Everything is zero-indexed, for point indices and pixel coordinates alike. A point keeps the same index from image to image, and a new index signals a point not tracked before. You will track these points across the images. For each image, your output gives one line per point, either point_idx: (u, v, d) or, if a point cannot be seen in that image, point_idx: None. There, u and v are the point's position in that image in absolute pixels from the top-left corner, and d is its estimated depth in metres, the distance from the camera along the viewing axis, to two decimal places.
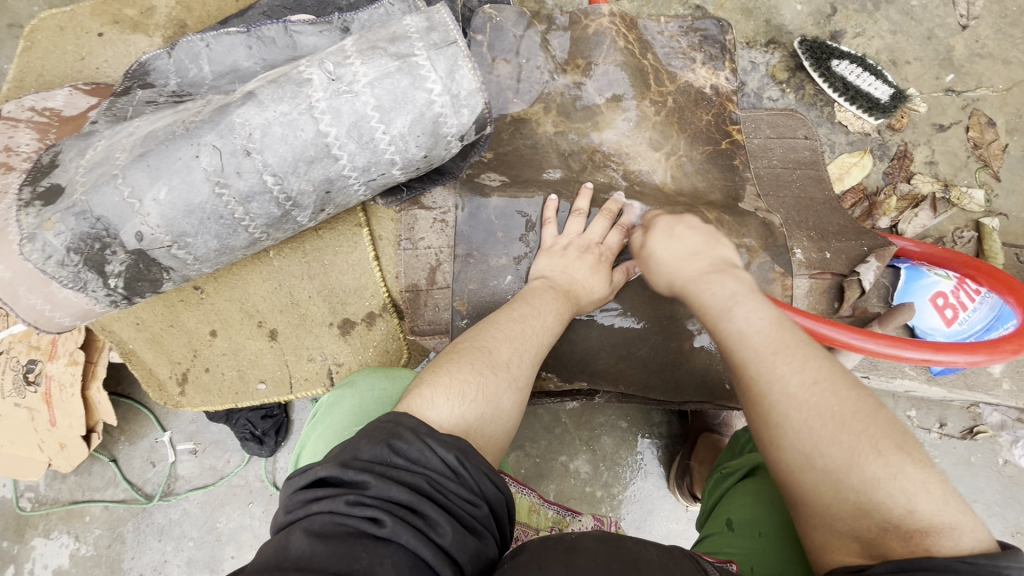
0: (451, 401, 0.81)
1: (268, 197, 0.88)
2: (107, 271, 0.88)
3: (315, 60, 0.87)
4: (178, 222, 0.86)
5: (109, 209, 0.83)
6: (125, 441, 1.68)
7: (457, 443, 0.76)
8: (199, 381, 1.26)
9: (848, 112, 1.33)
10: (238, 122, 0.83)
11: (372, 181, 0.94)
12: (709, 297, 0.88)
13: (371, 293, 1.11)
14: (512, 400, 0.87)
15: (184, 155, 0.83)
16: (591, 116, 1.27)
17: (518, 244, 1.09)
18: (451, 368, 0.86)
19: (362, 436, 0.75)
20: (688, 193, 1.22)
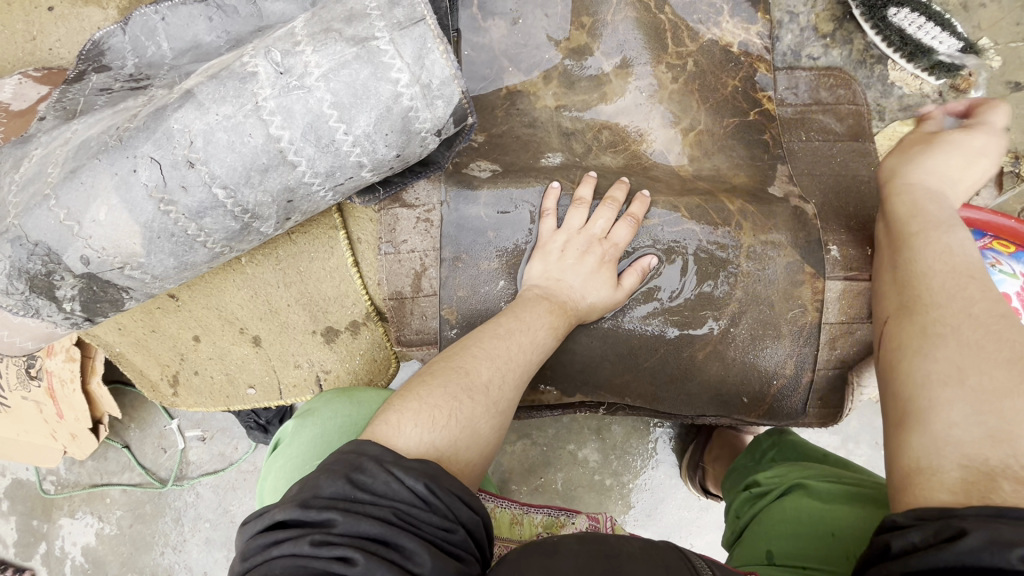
0: (421, 428, 0.69)
1: (222, 211, 0.78)
2: (58, 296, 0.80)
3: (263, 49, 0.74)
4: (124, 243, 0.77)
5: (46, 234, 0.75)
6: (136, 427, 1.70)
7: (426, 467, 0.63)
8: (190, 384, 1.21)
9: (905, 70, 1.14)
10: (177, 129, 0.73)
11: (340, 185, 0.82)
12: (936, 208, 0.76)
13: (353, 301, 1.03)
14: (489, 428, 0.75)
15: (121, 169, 0.74)
16: (598, 85, 1.10)
17: (511, 243, 0.97)
18: (422, 391, 0.73)
19: (321, 470, 0.62)
20: (710, 176, 1.06)
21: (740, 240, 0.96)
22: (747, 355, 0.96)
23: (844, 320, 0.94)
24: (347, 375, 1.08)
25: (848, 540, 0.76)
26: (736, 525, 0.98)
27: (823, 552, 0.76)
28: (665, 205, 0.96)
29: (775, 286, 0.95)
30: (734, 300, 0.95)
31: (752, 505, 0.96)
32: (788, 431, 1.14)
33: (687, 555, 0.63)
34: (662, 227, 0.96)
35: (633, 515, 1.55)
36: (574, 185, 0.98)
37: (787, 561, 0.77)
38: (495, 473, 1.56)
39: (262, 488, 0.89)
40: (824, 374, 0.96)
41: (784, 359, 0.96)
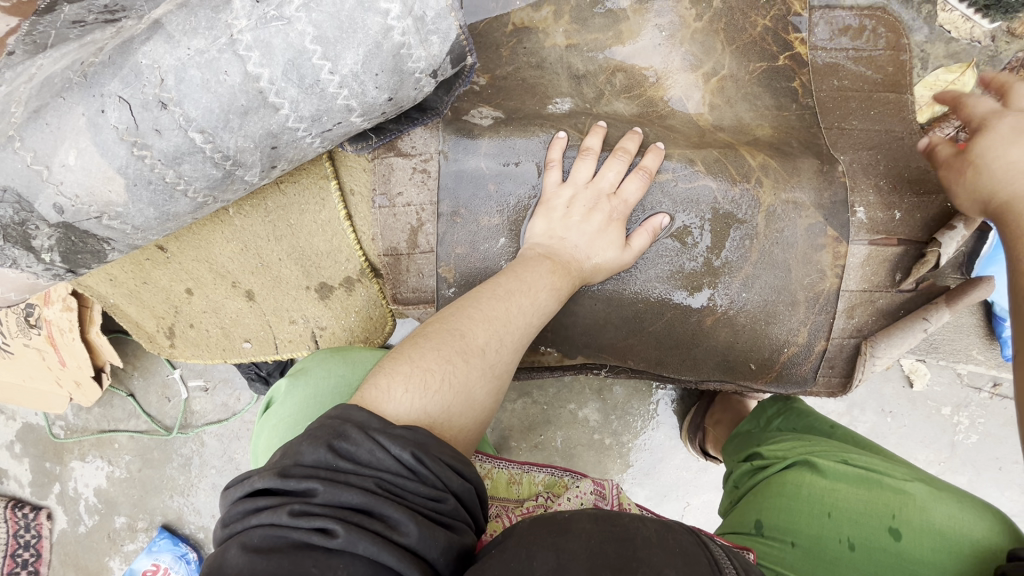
0: (412, 393, 0.66)
1: (201, 156, 0.72)
2: (35, 246, 0.76)
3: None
4: (99, 191, 0.72)
5: (13, 179, 0.70)
6: (139, 376, 1.71)
7: (414, 435, 0.61)
8: (186, 336, 1.19)
9: (956, 12, 1.03)
10: (145, 65, 0.66)
11: (328, 131, 0.76)
12: None
13: (346, 257, 0.98)
14: (485, 394, 0.72)
15: (88, 109, 0.68)
16: (613, 24, 1.01)
17: (514, 198, 0.91)
18: (414, 354, 0.70)
19: (304, 437, 0.59)
20: (731, 128, 0.98)
21: (760, 199, 0.89)
22: (759, 319, 0.91)
23: (863, 286, 0.90)
24: (343, 332, 1.06)
25: (842, 520, 0.74)
26: (732, 495, 0.96)
27: (815, 532, 0.75)
28: (680, 159, 0.89)
29: (793, 249, 0.89)
30: (749, 263, 0.90)
31: (751, 476, 0.94)
32: (795, 399, 1.11)
33: (705, 543, 0.59)
34: (676, 184, 0.89)
35: (631, 473, 1.55)
36: (582, 136, 0.91)
37: (777, 534, 0.76)
38: (495, 430, 1.56)
39: (257, 447, 0.90)
40: (837, 342, 0.92)
41: (797, 324, 0.91)
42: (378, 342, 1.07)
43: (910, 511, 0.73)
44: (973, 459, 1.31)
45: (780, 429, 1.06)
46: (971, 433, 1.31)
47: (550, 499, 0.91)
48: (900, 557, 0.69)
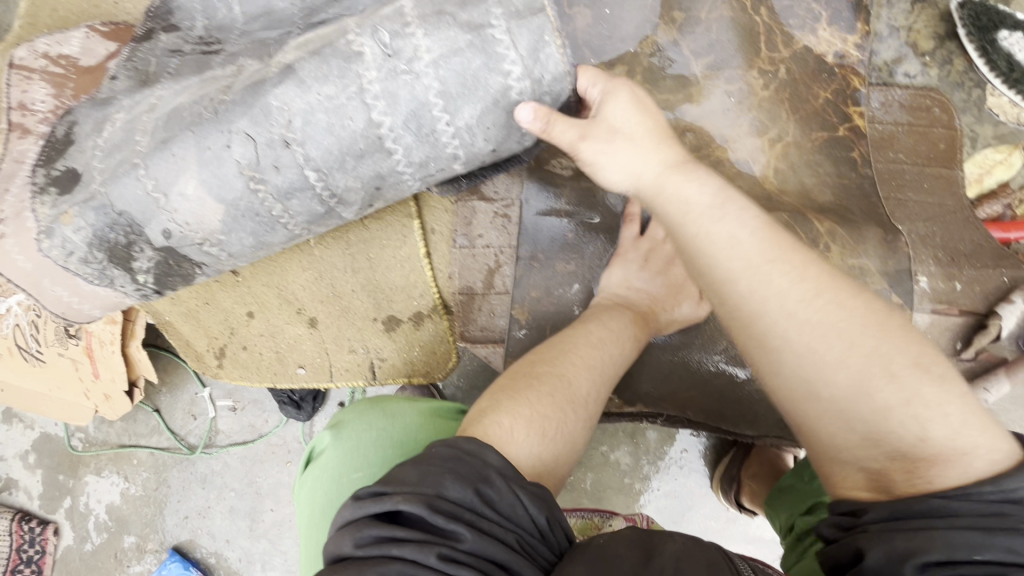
0: (532, 439, 0.67)
1: (310, 194, 0.75)
2: (135, 267, 0.78)
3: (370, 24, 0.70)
4: (208, 219, 0.74)
5: (131, 203, 0.73)
6: (166, 392, 1.69)
7: (546, 497, 0.63)
8: (237, 359, 1.16)
9: (1004, 97, 1.09)
10: (275, 106, 0.69)
11: (431, 176, 0.79)
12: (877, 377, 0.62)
13: (420, 293, 1.03)
14: (584, 443, 0.75)
15: (214, 142, 0.71)
16: (683, 87, 1.06)
17: (590, 248, 0.94)
18: (530, 397, 0.71)
19: (446, 469, 0.59)
20: (794, 192, 1.03)
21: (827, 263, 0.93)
22: None
23: None
24: (403, 364, 1.07)
25: None
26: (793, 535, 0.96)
27: None
28: None
29: None
30: None
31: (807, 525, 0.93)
32: None
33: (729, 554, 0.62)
34: None
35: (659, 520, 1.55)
36: None
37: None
38: None
39: (300, 495, 0.91)
40: None
41: None
42: (439, 376, 1.06)
43: None
44: None
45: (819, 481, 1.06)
46: None
47: None
48: None
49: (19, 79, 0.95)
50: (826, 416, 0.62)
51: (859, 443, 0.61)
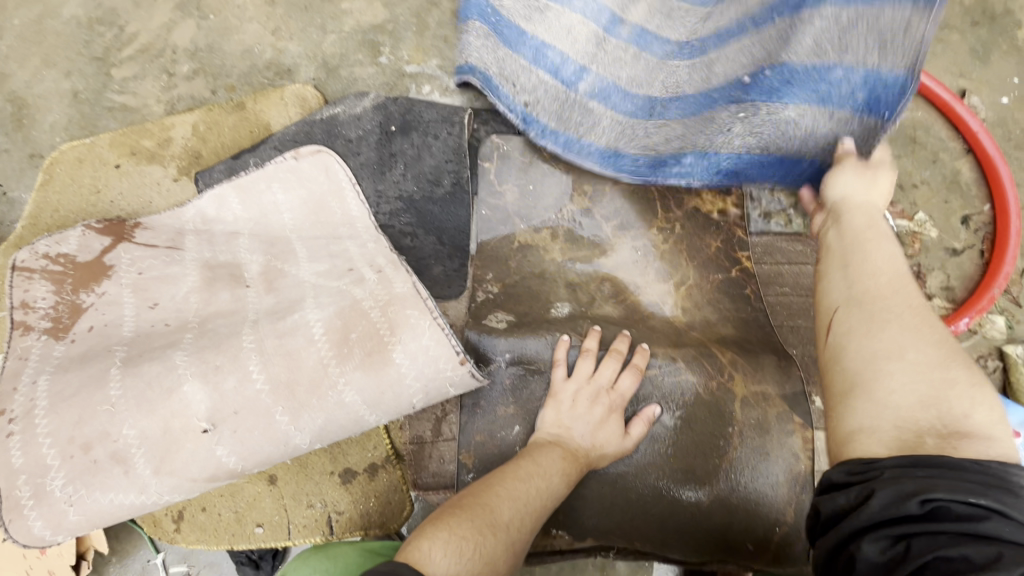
0: (450, 558, 0.74)
1: (314, 400, 0.85)
2: (165, 500, 0.87)
3: (266, 353, 0.88)
4: (246, 443, 0.85)
5: (178, 451, 0.84)
6: (117, 562, 1.57)
7: None
8: (195, 520, 1.18)
9: None
10: (298, 326, 0.91)
11: (418, 375, 0.86)
12: (864, 352, 0.74)
13: (374, 444, 1.11)
14: (507, 565, 0.80)
15: (231, 381, 0.86)
16: (598, 244, 1.27)
17: (527, 393, 1.05)
18: (451, 523, 0.79)
19: None
20: (701, 326, 1.18)
21: (733, 390, 1.05)
22: (751, 497, 1.01)
23: None
24: (359, 517, 1.11)
25: None
26: None
27: None
28: (664, 357, 1.07)
29: (766, 434, 1.03)
30: (733, 447, 1.02)
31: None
32: None
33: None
34: (663, 378, 1.06)
35: None
36: (581, 338, 1.08)
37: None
38: None
39: None
40: None
41: (784, 502, 1.01)
42: (394, 527, 1.10)
43: None
44: None
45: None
46: None
47: None
48: None
49: (23, 279, 1.09)
50: (882, 366, 0.71)
51: (916, 406, 0.67)
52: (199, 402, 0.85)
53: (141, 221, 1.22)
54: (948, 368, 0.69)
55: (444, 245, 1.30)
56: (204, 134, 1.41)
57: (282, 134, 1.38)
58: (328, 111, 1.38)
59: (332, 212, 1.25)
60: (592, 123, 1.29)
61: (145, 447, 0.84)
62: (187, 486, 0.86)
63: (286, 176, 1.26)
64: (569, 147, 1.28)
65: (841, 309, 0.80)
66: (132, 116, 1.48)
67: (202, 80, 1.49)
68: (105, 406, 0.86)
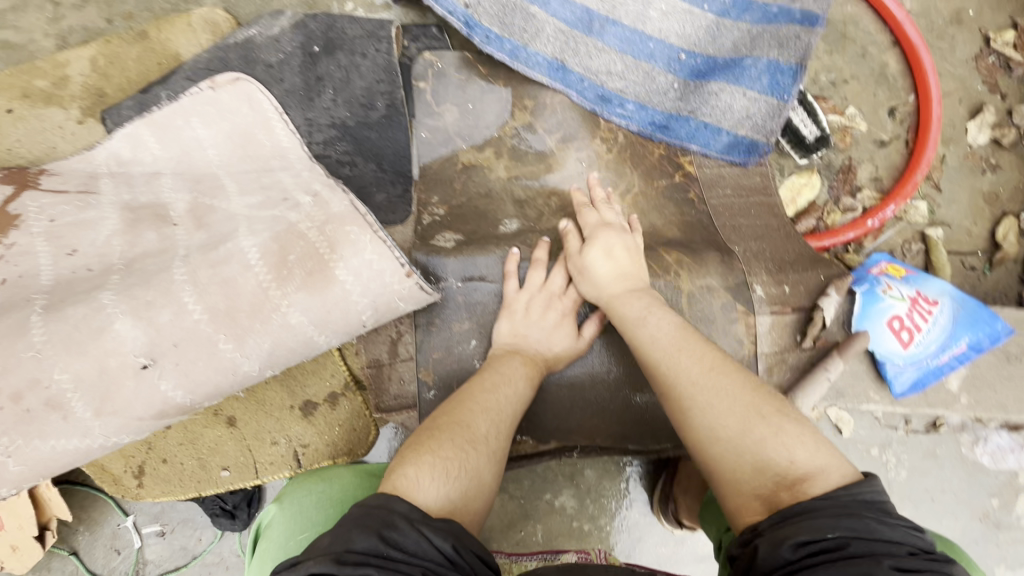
0: (437, 481, 0.74)
1: (260, 326, 0.83)
2: (113, 441, 0.84)
3: (201, 283, 0.84)
4: (193, 375, 0.82)
5: (120, 391, 0.81)
6: (86, 529, 1.54)
7: (451, 528, 0.69)
8: (159, 473, 1.16)
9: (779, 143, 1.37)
10: (233, 253, 0.87)
11: (365, 291, 0.85)
12: (695, 429, 0.81)
13: (331, 373, 1.10)
14: (492, 476, 0.82)
15: (166, 314, 0.82)
16: (543, 158, 1.25)
17: (481, 307, 1.05)
18: (433, 445, 0.78)
19: (353, 525, 0.65)
20: (647, 231, 1.20)
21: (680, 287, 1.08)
22: None
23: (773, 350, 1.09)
24: (326, 448, 1.11)
25: None
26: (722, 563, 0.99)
27: None
28: None
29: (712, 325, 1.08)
30: None
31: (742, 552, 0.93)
32: None
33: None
34: None
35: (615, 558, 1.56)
36: (531, 250, 1.08)
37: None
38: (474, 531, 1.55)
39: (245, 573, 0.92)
40: None
41: None
42: (361, 452, 1.12)
43: None
44: None
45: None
46: None
47: None
48: None
49: None
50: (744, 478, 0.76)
51: (753, 474, 0.75)
52: (134, 338, 0.81)
53: (47, 166, 1.12)
54: (754, 423, 0.78)
55: (385, 172, 1.25)
56: (106, 69, 1.28)
57: (195, 64, 1.27)
58: (243, 36, 1.27)
59: (261, 144, 1.18)
60: (536, 30, 1.26)
61: (83, 389, 0.80)
62: (135, 425, 0.84)
63: (205, 109, 1.17)
64: (517, 55, 1.26)
65: (661, 396, 0.88)
66: (18, 55, 1.32)
67: (95, 9, 1.34)
68: (29, 354, 0.79)
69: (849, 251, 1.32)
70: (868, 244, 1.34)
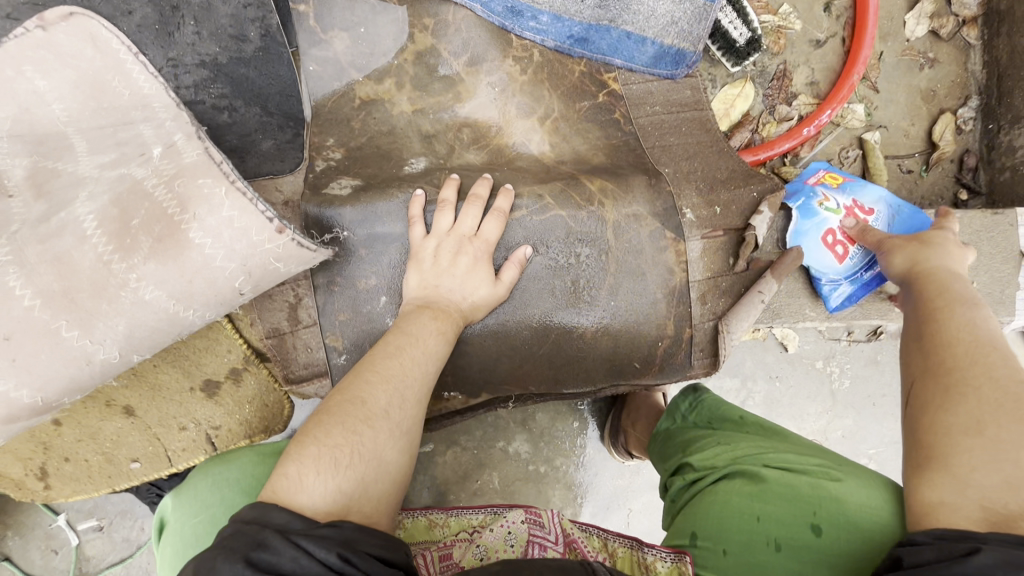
0: (323, 476, 0.69)
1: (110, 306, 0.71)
2: None
3: (27, 264, 0.70)
4: (41, 370, 0.71)
5: None
6: (14, 534, 1.42)
7: (340, 535, 0.63)
8: (63, 472, 1.04)
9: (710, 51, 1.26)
10: (68, 222, 0.73)
11: (229, 254, 0.73)
12: (963, 428, 0.66)
13: (227, 348, 1.00)
14: (396, 452, 0.77)
15: None
16: (450, 86, 1.11)
17: (387, 259, 0.95)
18: (320, 434, 0.73)
19: (220, 550, 0.60)
20: (570, 159, 1.09)
21: (605, 217, 1.00)
22: (631, 321, 1.01)
23: (707, 275, 1.03)
24: (239, 427, 1.03)
25: (771, 525, 0.77)
26: (671, 508, 0.97)
27: (745, 537, 0.77)
28: (529, 195, 0.99)
29: (641, 255, 1.00)
30: (609, 275, 1.00)
31: (686, 490, 0.94)
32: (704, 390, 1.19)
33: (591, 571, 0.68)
34: (530, 218, 0.98)
35: (573, 494, 1.57)
36: (438, 190, 0.97)
37: (710, 543, 0.79)
38: (430, 487, 1.52)
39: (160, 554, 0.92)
40: (700, 327, 1.04)
41: (665, 318, 1.02)
42: (277, 428, 1.06)
43: (829, 507, 0.77)
44: (851, 401, 1.48)
45: (698, 423, 1.13)
46: (842, 379, 1.48)
47: (474, 533, 0.93)
48: (819, 552, 0.73)
49: None
50: (965, 438, 0.65)
51: (1001, 488, 0.60)
52: None
53: None
54: (997, 431, 0.64)
55: (271, 116, 1.09)
56: None
57: None
58: None
59: (116, 91, 0.96)
60: None
61: None
62: None
63: (37, 54, 0.92)
64: None
65: (917, 383, 0.75)
66: None
67: None
68: None
69: (785, 163, 1.27)
70: (805, 154, 1.28)
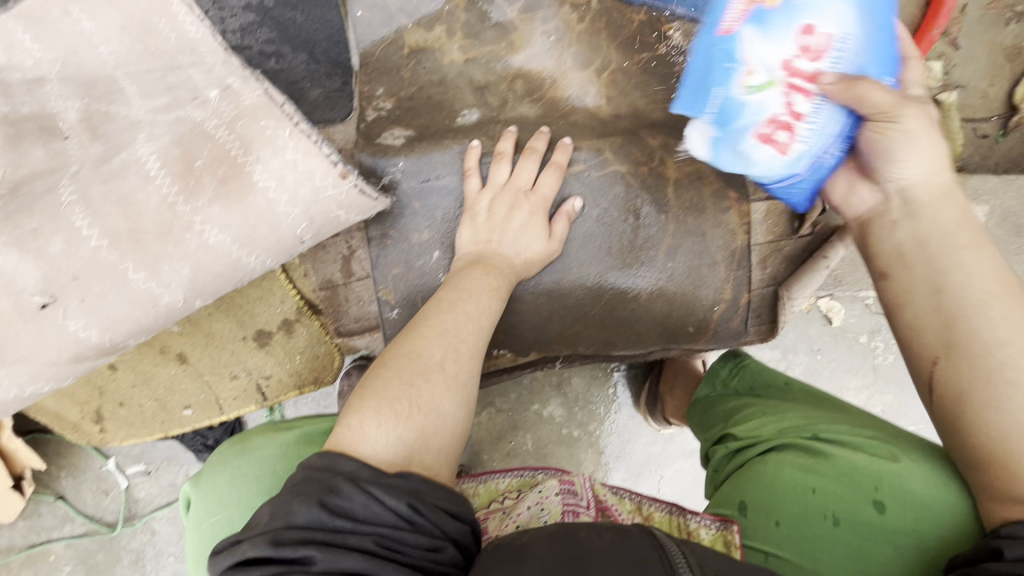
0: (384, 426, 0.69)
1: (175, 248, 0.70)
2: (34, 391, 0.74)
3: (94, 203, 0.70)
4: (107, 310, 0.71)
5: (23, 335, 0.70)
6: (68, 474, 1.48)
7: (408, 485, 0.64)
8: (117, 417, 1.05)
9: None
10: (131, 163, 0.71)
11: (294, 199, 0.71)
12: None
13: (281, 299, 1.01)
14: (455, 405, 0.75)
15: (58, 242, 0.69)
16: (504, 33, 1.05)
17: (441, 212, 0.93)
18: (378, 387, 0.73)
19: (291, 497, 0.61)
20: (628, 115, 1.04)
21: (665, 174, 0.96)
22: (689, 280, 0.98)
23: (768, 239, 0.99)
24: (289, 377, 1.03)
25: (829, 498, 0.74)
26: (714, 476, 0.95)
27: (800, 508, 0.75)
28: (587, 149, 0.95)
29: (701, 215, 0.97)
30: (669, 234, 0.96)
31: (731, 459, 0.92)
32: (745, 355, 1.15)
33: (658, 536, 0.64)
34: (590, 173, 0.94)
35: (605, 459, 1.57)
36: (493, 142, 0.94)
37: (763, 513, 0.77)
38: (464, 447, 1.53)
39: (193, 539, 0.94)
40: (757, 292, 1.01)
41: (723, 281, 0.99)
42: (327, 380, 1.04)
43: (890, 481, 0.74)
44: (896, 376, 1.44)
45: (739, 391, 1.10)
46: (887, 353, 1.44)
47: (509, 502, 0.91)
48: (881, 530, 0.71)
49: None
50: None
51: None
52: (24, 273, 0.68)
53: None
54: None
55: (319, 64, 1.07)
56: None
57: None
58: None
59: (162, 35, 0.91)
60: None
61: None
62: (54, 372, 0.73)
63: None
64: None
65: None
66: None
67: None
68: None
69: None
70: None
